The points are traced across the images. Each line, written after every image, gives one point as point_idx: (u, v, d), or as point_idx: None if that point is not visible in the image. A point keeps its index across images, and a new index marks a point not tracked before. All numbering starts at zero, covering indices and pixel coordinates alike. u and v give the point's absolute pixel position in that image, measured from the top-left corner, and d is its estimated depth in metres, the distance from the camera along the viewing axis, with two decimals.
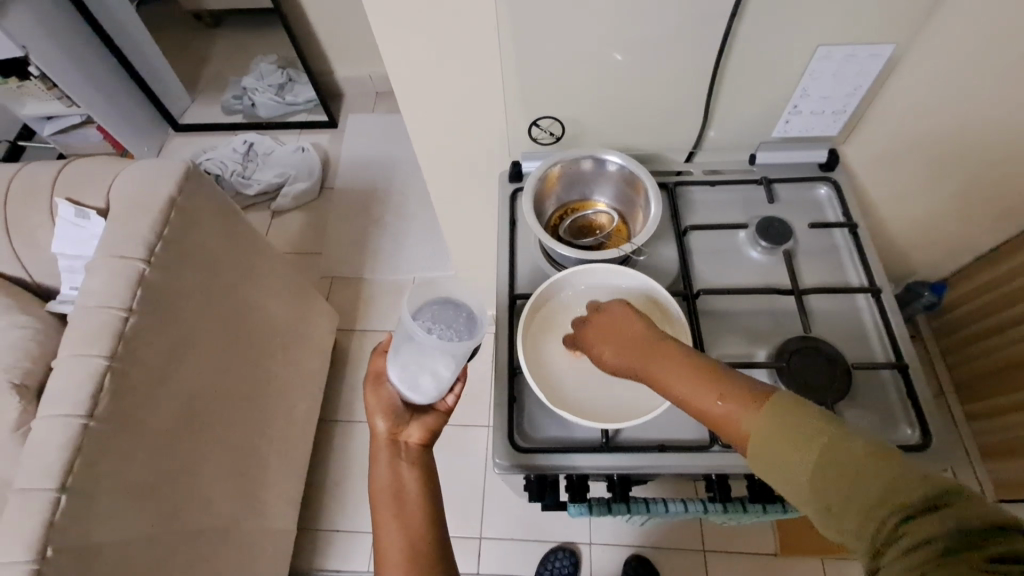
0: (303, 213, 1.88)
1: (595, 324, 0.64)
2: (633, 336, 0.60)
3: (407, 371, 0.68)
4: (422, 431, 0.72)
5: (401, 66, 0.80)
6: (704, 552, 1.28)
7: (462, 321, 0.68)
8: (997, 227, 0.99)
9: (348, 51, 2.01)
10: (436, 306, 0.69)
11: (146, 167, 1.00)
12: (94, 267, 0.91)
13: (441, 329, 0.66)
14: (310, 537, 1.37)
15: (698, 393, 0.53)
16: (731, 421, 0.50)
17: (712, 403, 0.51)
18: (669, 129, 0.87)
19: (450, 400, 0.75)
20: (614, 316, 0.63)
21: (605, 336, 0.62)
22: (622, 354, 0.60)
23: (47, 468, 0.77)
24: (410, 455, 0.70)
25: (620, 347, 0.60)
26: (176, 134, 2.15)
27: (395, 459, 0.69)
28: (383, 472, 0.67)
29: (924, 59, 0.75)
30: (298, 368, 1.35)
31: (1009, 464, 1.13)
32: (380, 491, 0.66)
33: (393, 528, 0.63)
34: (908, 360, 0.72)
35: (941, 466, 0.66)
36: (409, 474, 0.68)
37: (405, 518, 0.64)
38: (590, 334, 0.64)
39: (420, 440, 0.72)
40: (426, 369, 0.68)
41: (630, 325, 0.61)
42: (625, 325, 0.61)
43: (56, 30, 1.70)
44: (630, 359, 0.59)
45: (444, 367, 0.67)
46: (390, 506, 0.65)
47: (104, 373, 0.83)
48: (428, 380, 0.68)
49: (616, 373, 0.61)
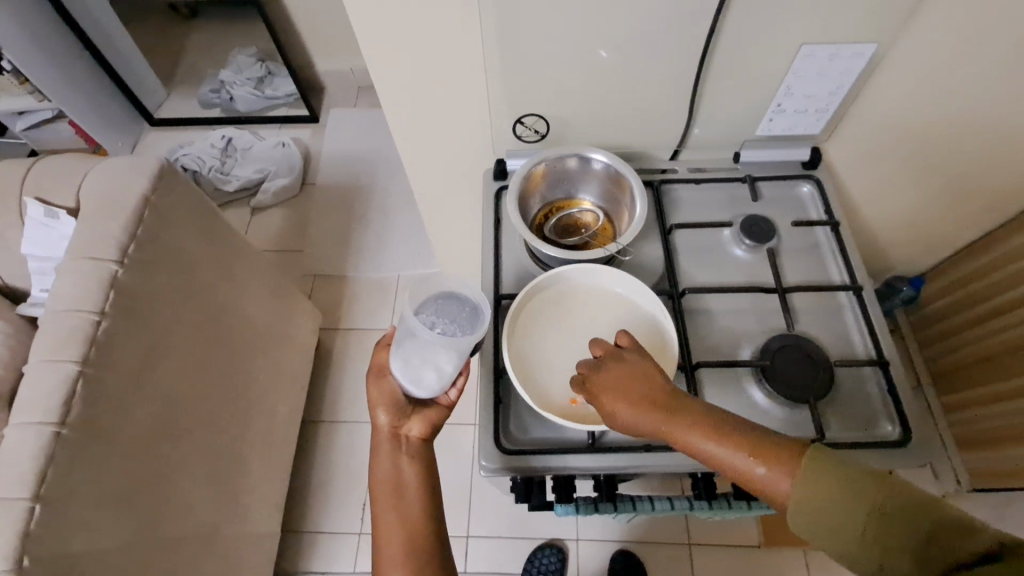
0: (283, 209, 1.85)
1: (608, 370, 0.61)
2: (649, 386, 0.58)
3: (408, 366, 0.66)
4: (424, 425, 0.69)
5: (383, 62, 0.78)
6: (689, 546, 1.30)
7: (465, 316, 0.67)
8: (975, 222, 1.00)
9: (328, 44, 1.97)
10: (440, 301, 0.68)
11: (119, 165, 0.98)
12: (64, 269, 0.89)
13: (444, 324, 0.65)
14: (294, 538, 1.36)
15: (726, 454, 0.51)
16: (770, 485, 0.48)
17: (746, 465, 0.50)
18: (654, 126, 0.87)
19: (453, 394, 0.71)
20: (629, 364, 0.60)
21: (622, 387, 0.59)
22: (639, 410, 0.57)
23: (19, 477, 0.74)
24: (411, 449, 0.68)
25: (636, 403, 0.57)
26: (152, 128, 2.10)
27: (397, 454, 0.67)
28: (383, 465, 0.67)
29: (905, 60, 0.76)
30: (280, 368, 1.33)
31: (984, 454, 1.16)
32: (381, 484, 0.66)
33: (393, 523, 0.64)
34: (889, 357, 0.73)
35: (920, 462, 0.67)
36: (409, 469, 0.67)
37: (405, 513, 0.64)
38: (602, 382, 0.60)
39: (422, 434, 0.69)
40: (428, 364, 0.66)
41: (636, 384, 0.59)
42: (641, 373, 0.59)
43: (25, 22, 1.64)
44: (646, 414, 0.56)
45: (447, 362, 0.65)
46: (389, 501, 0.65)
47: (76, 379, 0.81)
48: (431, 375, 0.66)
49: (631, 429, 0.58)
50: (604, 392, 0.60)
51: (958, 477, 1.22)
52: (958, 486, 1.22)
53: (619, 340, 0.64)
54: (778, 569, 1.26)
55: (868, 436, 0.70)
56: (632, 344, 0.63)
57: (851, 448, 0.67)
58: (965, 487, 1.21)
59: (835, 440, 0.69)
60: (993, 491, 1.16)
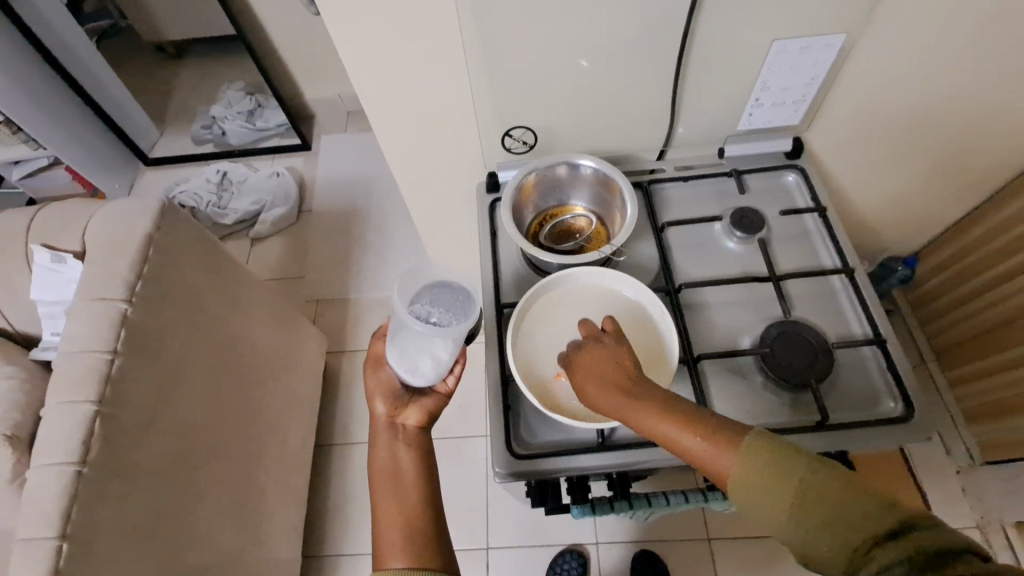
0: (282, 237, 1.87)
1: (583, 354, 0.62)
2: (614, 369, 0.59)
3: (405, 355, 0.69)
4: (421, 414, 0.72)
5: (370, 87, 0.81)
6: (710, 541, 1.30)
7: (458, 303, 0.68)
8: (958, 197, 1.03)
9: (315, 72, 2.00)
10: (433, 290, 0.69)
11: (121, 206, 1.00)
12: (75, 311, 0.91)
13: (439, 314, 0.66)
14: (316, 561, 1.37)
15: (691, 441, 0.52)
16: (719, 465, 0.50)
17: (692, 443, 0.52)
18: (639, 129, 0.89)
19: (450, 382, 0.74)
20: (607, 348, 0.61)
21: (591, 363, 0.61)
22: (604, 389, 0.58)
23: (47, 518, 0.76)
24: (408, 436, 0.70)
25: (598, 377, 0.59)
26: (147, 168, 2.13)
27: (394, 440, 0.69)
28: (382, 453, 0.69)
29: (873, 48, 0.79)
30: (290, 394, 1.35)
31: (992, 426, 1.17)
32: (379, 472, 0.67)
33: (391, 503, 0.64)
34: (885, 335, 0.74)
35: (924, 436, 0.69)
36: (407, 456, 0.68)
37: (403, 496, 0.65)
38: (578, 361, 0.62)
39: (419, 422, 0.72)
40: (424, 353, 0.68)
41: (605, 366, 0.60)
42: (614, 357, 0.60)
43: (17, 74, 1.68)
44: (616, 399, 0.57)
45: (443, 350, 0.68)
46: (388, 486, 0.66)
47: (94, 418, 0.82)
48: (428, 363, 0.68)
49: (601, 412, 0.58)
50: (580, 372, 0.61)
51: (971, 451, 1.23)
52: (972, 461, 1.22)
53: (603, 323, 0.64)
54: None
55: (871, 414, 0.71)
56: (613, 329, 0.63)
57: (855, 427, 0.68)
58: (978, 461, 1.22)
59: (839, 420, 0.70)
60: (1003, 462, 1.17)
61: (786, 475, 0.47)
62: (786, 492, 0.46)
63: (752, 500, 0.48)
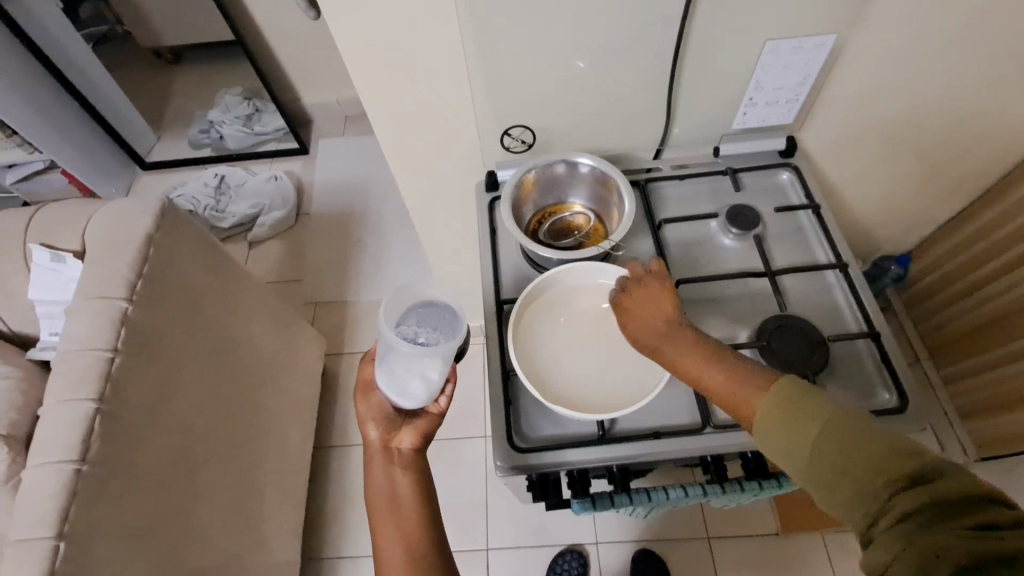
0: (280, 241, 1.87)
1: (630, 288, 0.69)
2: (658, 310, 0.65)
3: (395, 378, 0.68)
4: (415, 436, 0.73)
5: (370, 87, 0.82)
6: (709, 540, 1.31)
7: (445, 322, 0.68)
8: (949, 195, 1.05)
9: (313, 77, 2.02)
10: (420, 310, 0.70)
11: (121, 206, 1.00)
12: (75, 311, 0.91)
13: (427, 333, 0.67)
14: (315, 563, 1.36)
15: (711, 373, 0.58)
16: (742, 402, 0.55)
17: (721, 380, 0.57)
18: (635, 130, 0.91)
19: (442, 402, 0.73)
20: (650, 290, 0.68)
21: (635, 305, 0.67)
22: (647, 324, 0.65)
23: (44, 517, 0.76)
24: (403, 460, 0.71)
25: (645, 314, 0.66)
26: (144, 172, 2.14)
27: (389, 466, 0.70)
28: (378, 480, 0.69)
29: (863, 49, 0.80)
30: (290, 395, 1.35)
31: (984, 422, 1.18)
32: (377, 499, 0.68)
33: (391, 533, 0.65)
34: (879, 328, 0.75)
35: (919, 426, 0.70)
36: (404, 481, 0.69)
37: (402, 524, 0.65)
38: (626, 297, 0.68)
39: (413, 445, 0.72)
40: (415, 375, 0.67)
41: (651, 307, 0.66)
42: (658, 299, 0.66)
43: (14, 78, 1.69)
44: (652, 329, 0.64)
45: (433, 370, 0.67)
46: (386, 513, 0.66)
47: (94, 417, 0.82)
48: (418, 384, 0.68)
49: (632, 341, 0.65)
50: (624, 305, 0.68)
51: (964, 447, 1.22)
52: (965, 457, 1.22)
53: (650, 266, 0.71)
54: (796, 554, 1.28)
55: (867, 406, 0.72)
56: (660, 272, 0.70)
57: None
58: (971, 456, 1.21)
59: None
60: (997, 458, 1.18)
61: (804, 428, 0.48)
62: (808, 441, 0.47)
63: (778, 449, 0.50)
